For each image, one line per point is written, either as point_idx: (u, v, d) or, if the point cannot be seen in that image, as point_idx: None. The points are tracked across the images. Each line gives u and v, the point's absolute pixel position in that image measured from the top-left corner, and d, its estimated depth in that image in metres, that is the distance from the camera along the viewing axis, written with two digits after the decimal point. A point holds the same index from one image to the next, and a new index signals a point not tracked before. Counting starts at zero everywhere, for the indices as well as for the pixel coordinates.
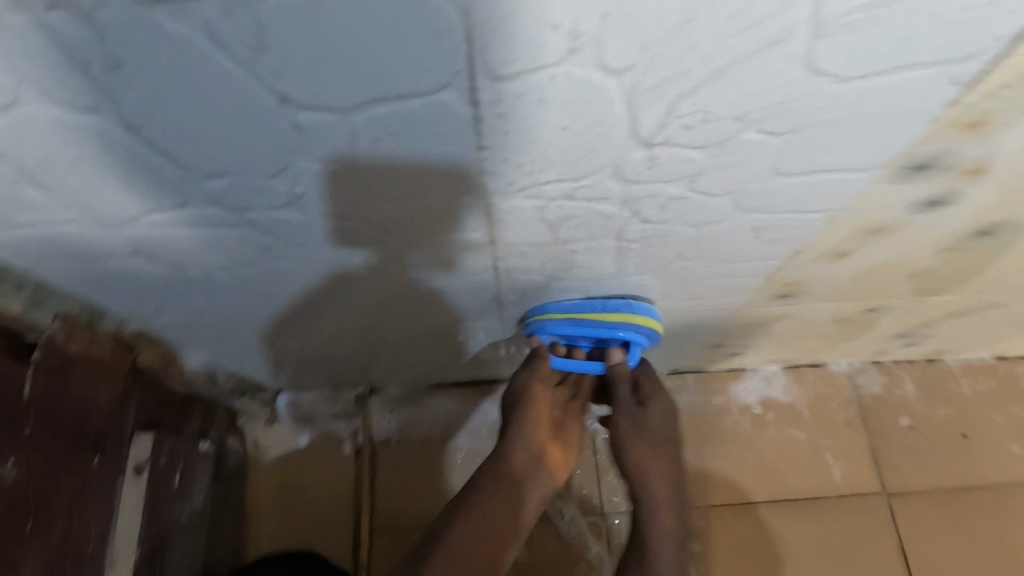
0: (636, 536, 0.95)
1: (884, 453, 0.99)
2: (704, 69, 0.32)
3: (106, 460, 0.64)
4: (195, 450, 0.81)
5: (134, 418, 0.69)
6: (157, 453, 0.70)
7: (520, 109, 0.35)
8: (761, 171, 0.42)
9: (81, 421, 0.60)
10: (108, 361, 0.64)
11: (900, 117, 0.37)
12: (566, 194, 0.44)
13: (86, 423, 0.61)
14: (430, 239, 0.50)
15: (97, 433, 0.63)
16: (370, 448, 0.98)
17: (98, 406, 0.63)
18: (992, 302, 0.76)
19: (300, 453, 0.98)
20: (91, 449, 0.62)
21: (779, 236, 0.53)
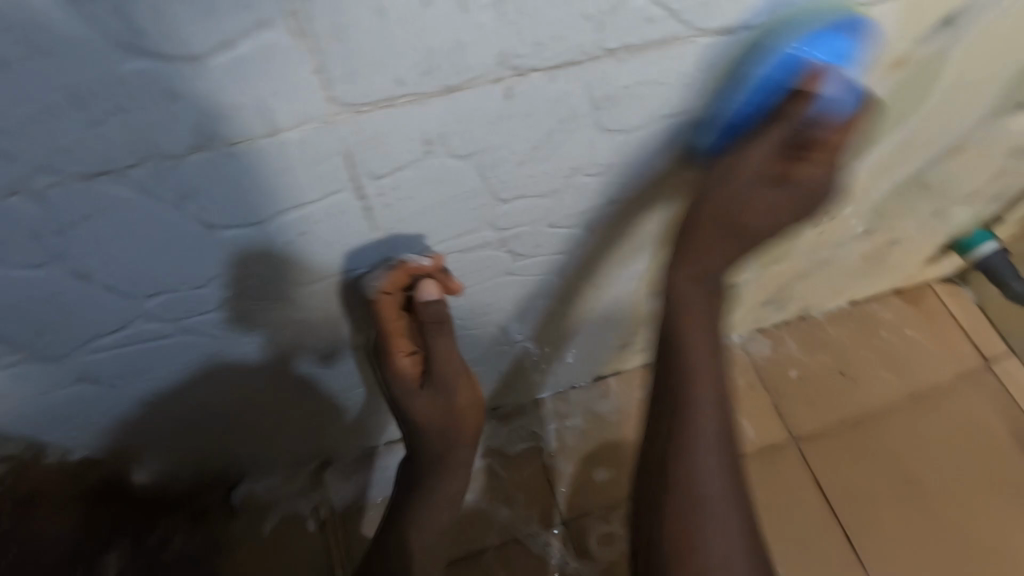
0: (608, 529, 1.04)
1: (784, 405, 1.15)
2: (530, 142, 0.44)
3: None
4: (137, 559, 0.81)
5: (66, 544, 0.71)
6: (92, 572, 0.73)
7: (401, 197, 0.45)
8: (599, 202, 0.55)
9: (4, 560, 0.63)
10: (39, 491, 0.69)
11: (682, 149, 0.51)
12: (455, 248, 0.54)
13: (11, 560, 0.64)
14: (357, 309, 0.59)
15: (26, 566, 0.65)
16: (336, 519, 1.01)
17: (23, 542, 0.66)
18: (822, 260, 0.94)
19: (267, 540, 0.99)
20: None
21: (634, 248, 0.66)
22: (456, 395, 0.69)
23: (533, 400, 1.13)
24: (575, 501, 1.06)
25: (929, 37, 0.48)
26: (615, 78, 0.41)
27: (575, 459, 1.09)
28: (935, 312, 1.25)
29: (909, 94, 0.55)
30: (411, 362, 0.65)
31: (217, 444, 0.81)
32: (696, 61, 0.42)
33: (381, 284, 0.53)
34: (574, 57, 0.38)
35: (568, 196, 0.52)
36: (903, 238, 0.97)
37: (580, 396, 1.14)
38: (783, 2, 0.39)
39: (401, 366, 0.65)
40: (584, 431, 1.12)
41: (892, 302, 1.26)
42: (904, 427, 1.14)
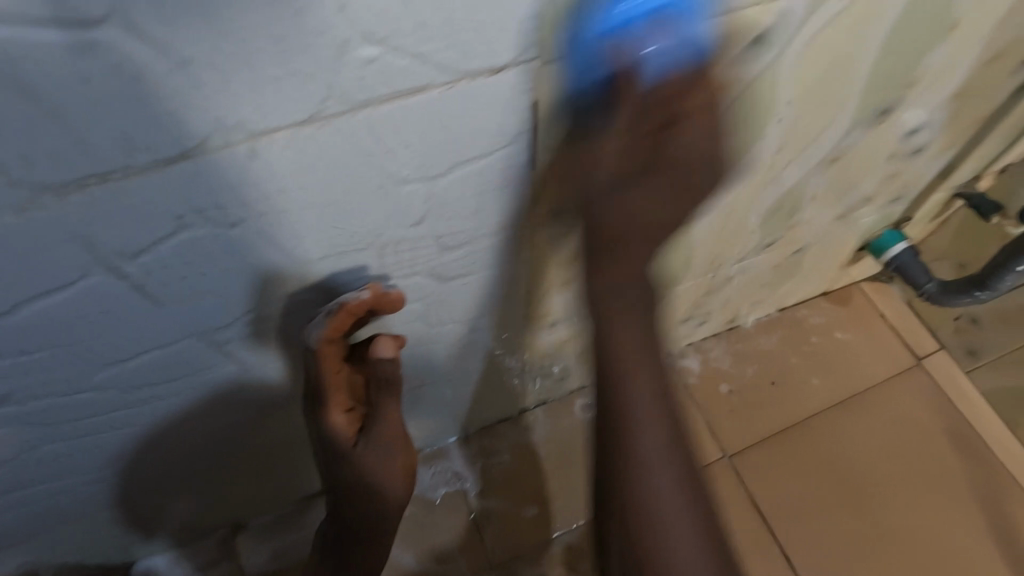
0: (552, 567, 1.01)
1: (718, 423, 1.12)
2: (305, 203, 0.41)
3: None
4: None
5: None
6: None
7: (178, 270, 0.41)
8: (428, 253, 0.51)
9: None
10: None
11: (499, 192, 0.48)
12: (274, 310, 0.50)
13: None
14: (190, 379, 0.55)
15: None
16: None
17: None
18: (729, 275, 0.92)
19: None
20: None
21: (498, 288, 0.62)
22: (386, 460, 0.65)
23: (458, 439, 1.09)
24: (503, 544, 1.02)
25: (745, 56, 0.46)
26: (380, 132, 0.37)
27: (504, 499, 1.05)
28: (865, 313, 1.24)
29: (752, 112, 0.53)
30: (348, 418, 0.62)
31: (92, 523, 0.76)
32: (469, 106, 0.39)
33: (325, 333, 0.51)
34: (314, 116, 0.34)
35: (390, 250, 0.48)
36: (809, 245, 0.95)
37: (507, 429, 1.09)
38: (541, 36, 0.37)
39: (336, 423, 0.62)
40: (512, 468, 1.07)
41: (824, 306, 1.23)
42: (840, 436, 1.12)
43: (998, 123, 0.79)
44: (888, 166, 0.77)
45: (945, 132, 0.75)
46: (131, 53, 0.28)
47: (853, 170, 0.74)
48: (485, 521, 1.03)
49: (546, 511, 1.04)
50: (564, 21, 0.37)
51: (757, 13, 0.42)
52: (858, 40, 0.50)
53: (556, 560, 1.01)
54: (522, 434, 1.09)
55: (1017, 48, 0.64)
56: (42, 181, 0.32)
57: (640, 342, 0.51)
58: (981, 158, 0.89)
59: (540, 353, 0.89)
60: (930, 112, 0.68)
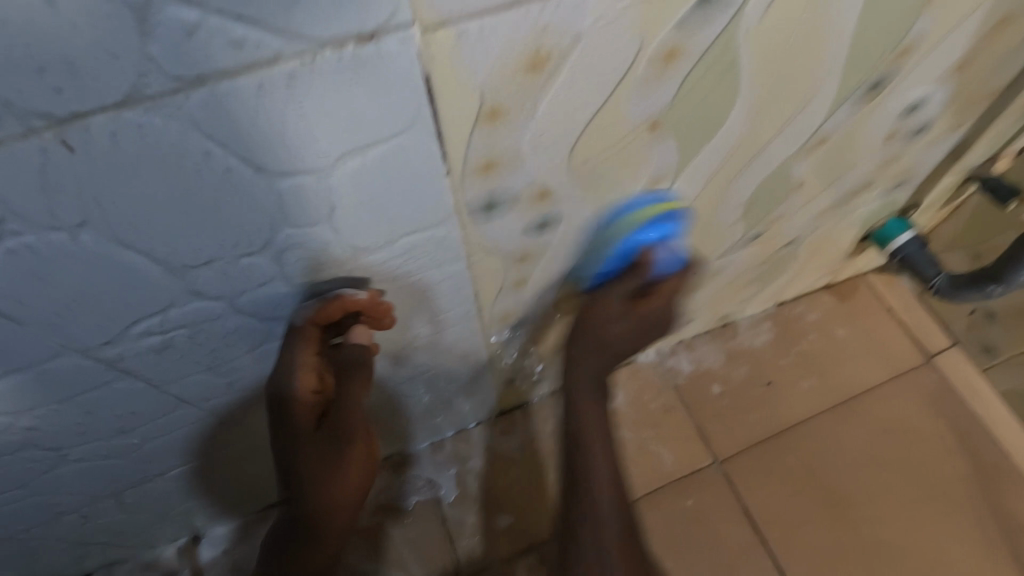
0: None
1: (707, 425, 1.03)
2: (164, 201, 0.34)
3: None
4: None
5: None
6: None
7: (19, 282, 0.35)
8: (338, 253, 0.45)
9: None
10: None
11: (414, 183, 0.41)
12: (165, 324, 0.44)
13: None
14: (86, 399, 0.49)
15: None
16: None
17: None
18: (712, 271, 0.84)
19: None
20: None
21: (436, 290, 0.56)
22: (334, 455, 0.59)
23: (430, 443, 1.03)
24: (477, 555, 0.96)
25: (694, 18, 0.39)
26: (234, 113, 0.31)
27: (478, 508, 0.99)
28: (868, 307, 1.15)
29: (713, 86, 0.45)
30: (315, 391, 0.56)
31: (24, 543, 0.71)
32: (347, 79, 0.32)
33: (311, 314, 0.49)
34: (137, 94, 0.28)
35: (287, 249, 0.42)
36: (803, 237, 0.87)
37: (482, 434, 1.04)
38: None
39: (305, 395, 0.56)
40: (486, 474, 1.01)
41: (823, 299, 1.15)
42: (842, 439, 1.03)
43: (1010, 99, 0.70)
44: (884, 149, 0.69)
45: (949, 110, 0.67)
46: None
47: (841, 154, 0.66)
48: (458, 531, 0.98)
49: (522, 521, 0.98)
50: None
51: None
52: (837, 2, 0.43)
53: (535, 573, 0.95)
54: (498, 438, 1.04)
55: None
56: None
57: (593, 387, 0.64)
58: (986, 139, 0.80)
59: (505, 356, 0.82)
60: (928, 88, 0.60)
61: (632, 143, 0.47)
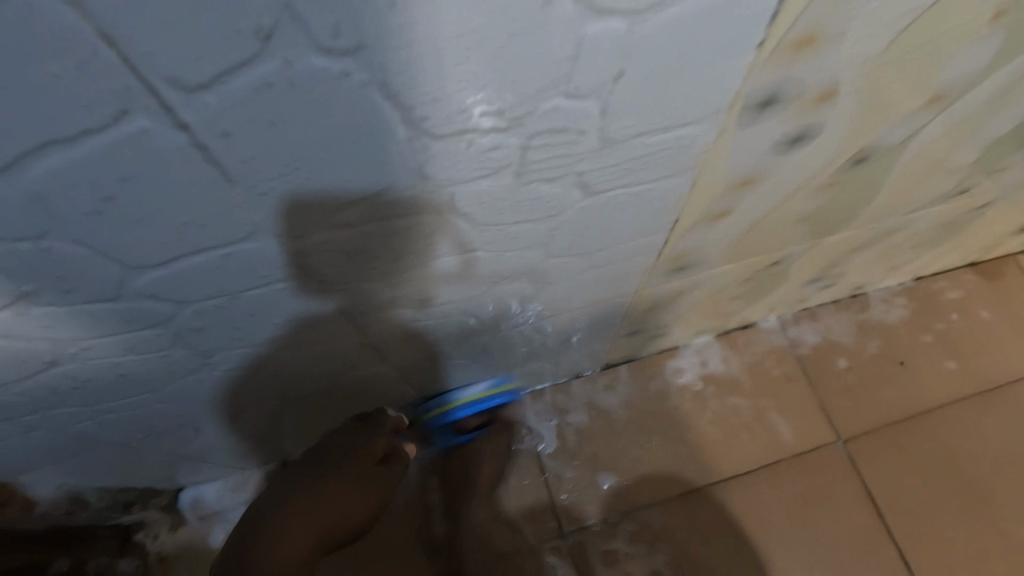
0: (632, 547, 0.89)
1: (829, 402, 0.97)
2: (456, 32, 0.25)
3: None
4: None
5: None
6: None
7: (258, 129, 0.27)
8: (585, 143, 0.36)
9: None
10: None
11: (720, 50, 0.32)
12: (371, 214, 0.37)
13: None
14: (256, 297, 0.42)
15: None
16: None
17: None
18: (890, 229, 0.74)
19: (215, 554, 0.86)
20: None
21: (646, 212, 0.47)
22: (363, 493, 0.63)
23: (529, 392, 0.97)
24: (575, 514, 0.91)
25: None
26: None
27: (578, 464, 0.93)
28: (1014, 291, 1.05)
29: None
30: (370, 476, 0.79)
31: (132, 451, 0.67)
32: None
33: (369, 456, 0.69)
34: None
35: (542, 130, 0.34)
36: (995, 201, 0.76)
37: (584, 388, 0.97)
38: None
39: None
40: (586, 430, 0.95)
41: (963, 279, 1.05)
42: (976, 430, 0.95)
43: None
44: None
45: None
46: None
47: None
48: (557, 486, 0.92)
49: (624, 481, 0.93)
50: None
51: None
52: None
53: (639, 539, 0.89)
54: (601, 393, 0.97)
55: None
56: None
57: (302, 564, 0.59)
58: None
59: (647, 301, 0.74)
60: None
61: (953, 38, 0.38)
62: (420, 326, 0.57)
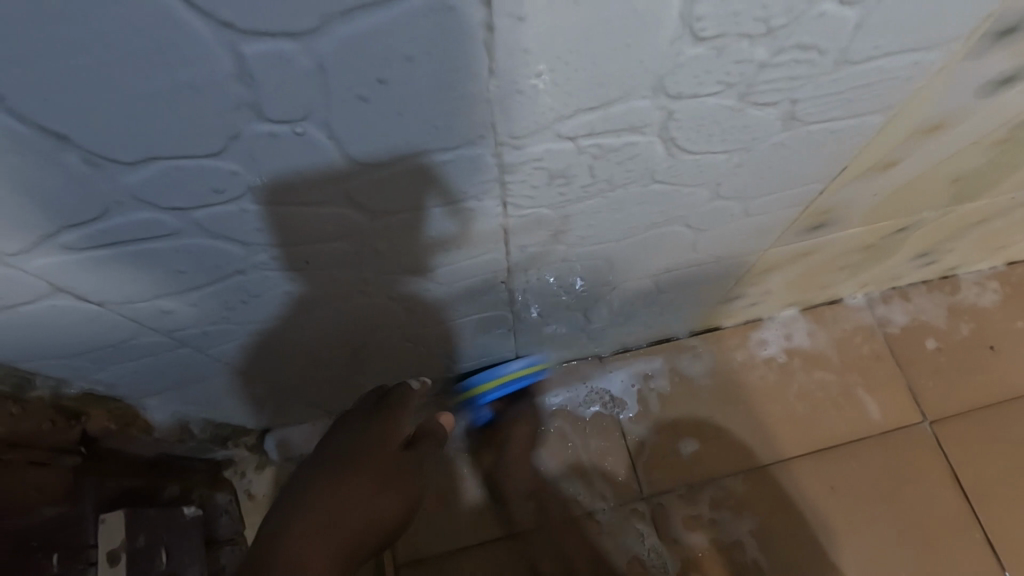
0: (713, 514, 0.88)
1: (917, 382, 0.95)
2: None
3: (64, 553, 0.52)
4: (176, 521, 0.66)
5: (91, 500, 0.58)
6: (133, 532, 0.58)
7: (552, 10, 0.26)
8: (823, 64, 0.35)
9: (16, 520, 0.49)
10: (42, 436, 0.55)
11: None
12: (591, 127, 0.36)
13: (25, 523, 0.50)
14: (442, 214, 0.41)
15: (43, 530, 0.51)
16: None
17: (39, 500, 0.52)
18: (1017, 202, 0.72)
19: None
20: (39, 551, 0.50)
21: (825, 154, 0.46)
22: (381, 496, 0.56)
23: (611, 356, 0.97)
24: (654, 478, 0.90)
25: None
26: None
27: (660, 429, 0.93)
28: None
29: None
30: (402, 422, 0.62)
31: (247, 382, 0.67)
32: None
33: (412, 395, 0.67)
34: None
35: (793, 45, 0.33)
36: None
37: (666, 354, 0.97)
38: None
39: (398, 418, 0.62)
40: (667, 394, 0.95)
41: None
42: None
43: None
44: None
45: None
46: None
47: None
48: (637, 450, 0.92)
49: (705, 448, 0.92)
50: None
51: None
52: None
53: (720, 506, 0.89)
54: (682, 360, 0.97)
55: None
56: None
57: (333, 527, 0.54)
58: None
59: (763, 260, 0.73)
60: None
61: None
62: (558, 265, 0.57)
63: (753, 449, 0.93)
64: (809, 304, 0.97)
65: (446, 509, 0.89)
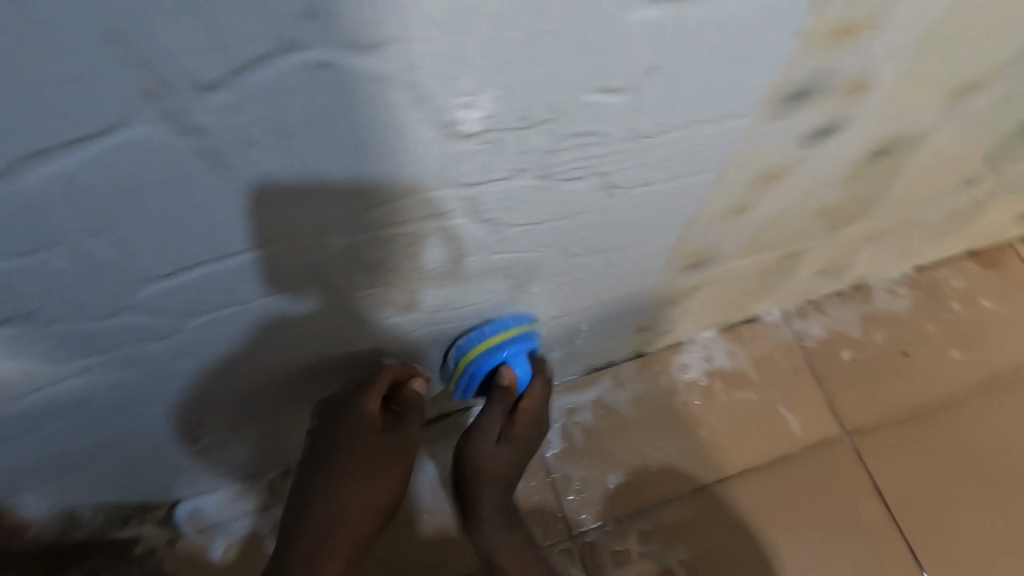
0: (643, 546, 0.88)
1: (836, 394, 0.96)
2: (484, 23, 0.26)
3: None
4: None
5: None
6: None
7: (287, 122, 0.28)
8: (615, 142, 0.35)
9: None
10: None
11: (751, 41, 0.31)
12: (390, 215, 0.36)
13: None
14: (269, 291, 0.41)
15: None
16: None
17: None
18: (900, 220, 0.73)
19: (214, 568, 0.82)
20: None
21: (667, 210, 0.46)
22: (374, 488, 0.57)
23: None
24: (583, 515, 0.89)
25: None
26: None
27: (587, 463, 0.92)
28: (1015, 278, 1.05)
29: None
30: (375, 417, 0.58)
31: (134, 465, 0.65)
32: None
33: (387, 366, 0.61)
34: None
35: (571, 131, 0.33)
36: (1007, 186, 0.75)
37: (589, 385, 0.96)
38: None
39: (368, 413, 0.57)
40: (593, 427, 0.94)
41: (966, 267, 1.05)
42: (981, 420, 0.95)
43: None
44: None
45: None
46: None
47: None
48: (564, 488, 0.91)
49: (632, 479, 0.92)
50: None
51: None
52: None
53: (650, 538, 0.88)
54: (607, 391, 0.96)
55: None
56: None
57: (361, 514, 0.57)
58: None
59: (661, 295, 0.73)
60: None
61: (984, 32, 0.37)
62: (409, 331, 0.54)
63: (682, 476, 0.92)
64: (726, 325, 0.98)
65: (413, 531, 0.88)
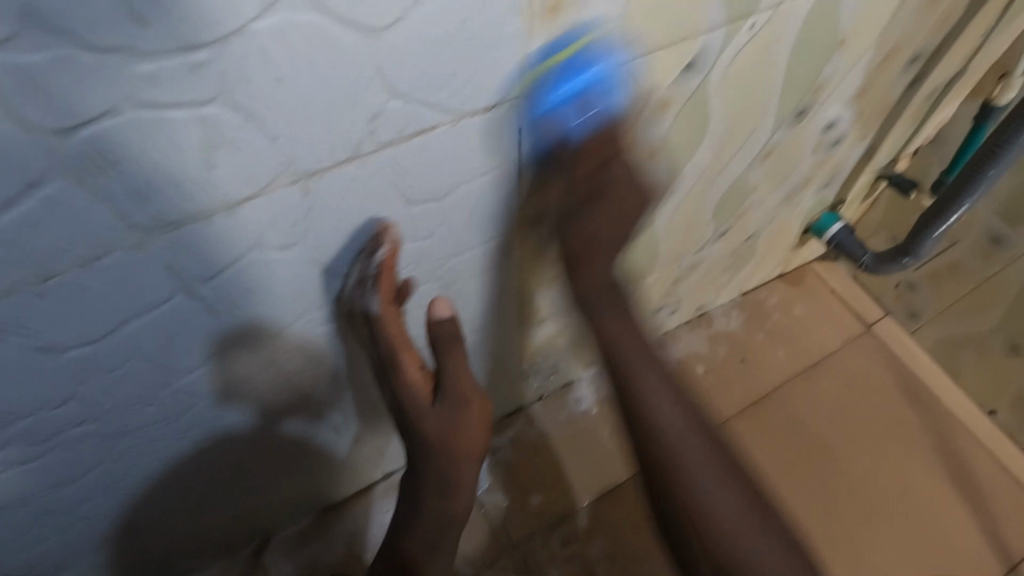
0: (565, 548, 1.09)
1: (697, 400, 1.23)
2: (341, 227, 0.49)
3: None
4: None
5: None
6: None
7: (243, 290, 0.49)
8: (436, 259, 0.60)
9: None
10: None
11: (493, 201, 0.57)
12: (310, 325, 0.59)
13: None
14: (240, 391, 0.62)
15: None
16: None
17: None
18: (689, 265, 1.02)
19: None
20: None
21: (494, 290, 0.72)
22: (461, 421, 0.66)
23: None
24: (512, 535, 1.09)
25: (681, 75, 0.56)
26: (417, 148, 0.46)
27: (512, 490, 1.13)
28: (817, 290, 1.36)
29: (696, 112, 0.62)
30: (422, 378, 0.63)
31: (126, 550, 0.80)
32: (474, 132, 0.47)
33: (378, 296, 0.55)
34: (359, 153, 0.43)
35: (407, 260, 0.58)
36: (759, 231, 1.05)
37: (505, 427, 1.18)
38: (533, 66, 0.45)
39: (412, 381, 0.63)
40: (512, 460, 1.16)
41: (779, 287, 1.36)
42: (806, 401, 1.24)
43: (899, 113, 0.91)
44: (812, 158, 0.89)
45: (856, 123, 0.86)
46: (232, 114, 0.36)
47: (783, 163, 0.85)
48: (495, 514, 1.11)
49: (548, 497, 1.13)
50: (549, 59, 0.45)
51: (702, 27, 0.51)
52: (771, 55, 0.61)
53: (568, 541, 1.09)
54: (520, 430, 1.18)
55: (899, 54, 0.75)
56: (140, 240, 0.40)
57: (465, 438, 0.67)
58: (996, 86, 0.85)
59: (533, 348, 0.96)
60: (839, 110, 0.79)
61: (638, 169, 0.66)
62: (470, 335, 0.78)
63: (587, 487, 1.14)
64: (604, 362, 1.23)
65: None
